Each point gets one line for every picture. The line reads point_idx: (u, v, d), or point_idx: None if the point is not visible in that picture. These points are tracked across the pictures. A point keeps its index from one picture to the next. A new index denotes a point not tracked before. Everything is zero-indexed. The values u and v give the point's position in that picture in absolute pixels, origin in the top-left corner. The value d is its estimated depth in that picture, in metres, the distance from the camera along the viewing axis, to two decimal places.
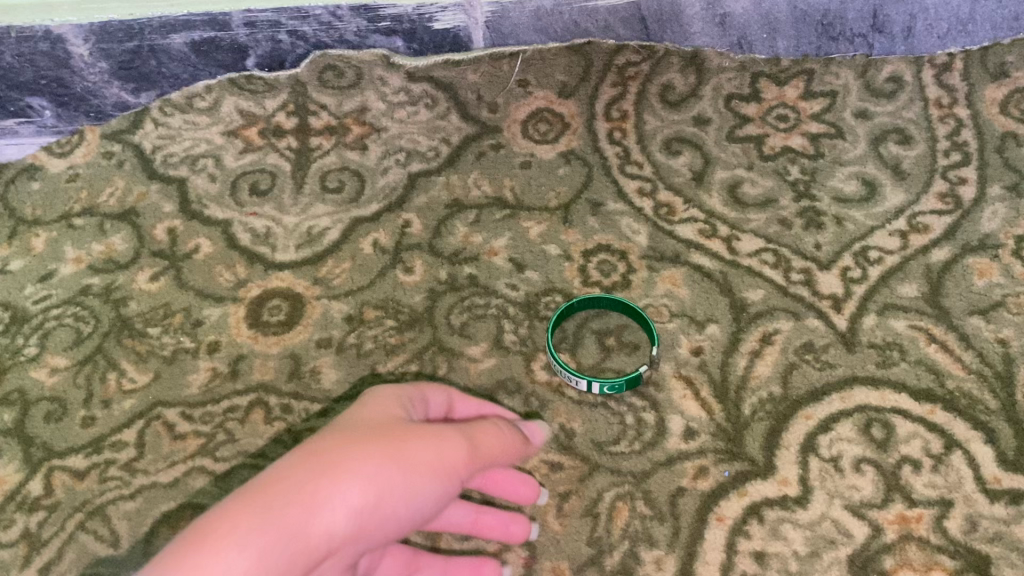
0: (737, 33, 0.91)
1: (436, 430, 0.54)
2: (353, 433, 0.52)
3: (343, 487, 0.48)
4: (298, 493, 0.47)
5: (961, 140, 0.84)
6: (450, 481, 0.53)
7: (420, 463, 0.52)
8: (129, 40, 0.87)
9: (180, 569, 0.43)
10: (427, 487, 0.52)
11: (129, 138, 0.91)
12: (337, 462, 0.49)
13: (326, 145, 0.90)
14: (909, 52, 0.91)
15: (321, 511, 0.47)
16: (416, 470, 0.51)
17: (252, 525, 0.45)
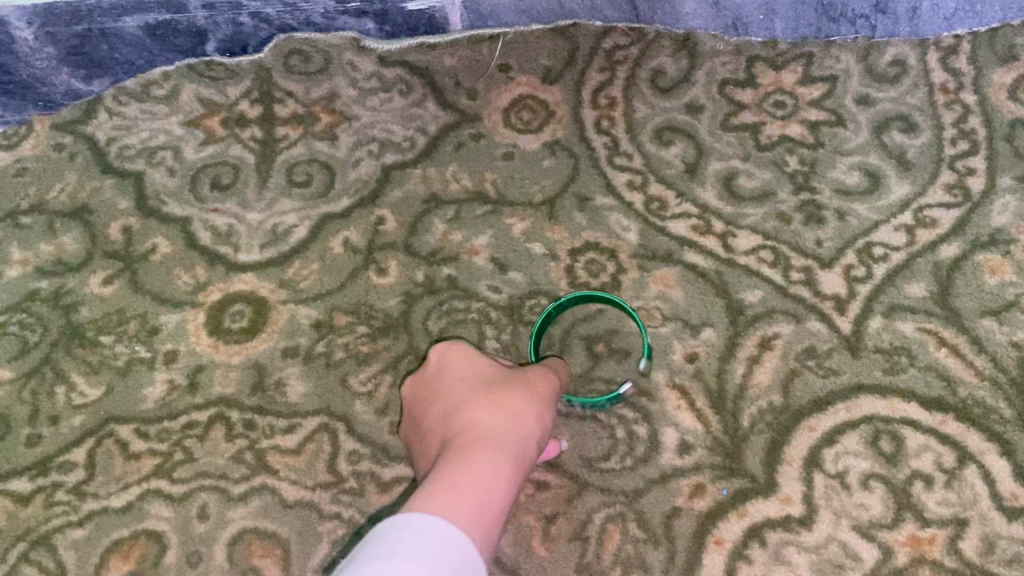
0: (731, 15, 0.85)
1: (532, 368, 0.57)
2: (478, 383, 0.54)
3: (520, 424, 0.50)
4: (493, 434, 0.48)
5: (968, 128, 0.79)
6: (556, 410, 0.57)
7: (545, 392, 0.55)
8: (78, 23, 0.80)
9: (468, 505, 0.41)
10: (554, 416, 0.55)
11: (81, 129, 0.85)
12: (499, 406, 0.51)
13: (293, 135, 0.84)
14: (913, 34, 0.85)
15: (518, 444, 0.49)
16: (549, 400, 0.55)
17: (491, 464, 0.45)
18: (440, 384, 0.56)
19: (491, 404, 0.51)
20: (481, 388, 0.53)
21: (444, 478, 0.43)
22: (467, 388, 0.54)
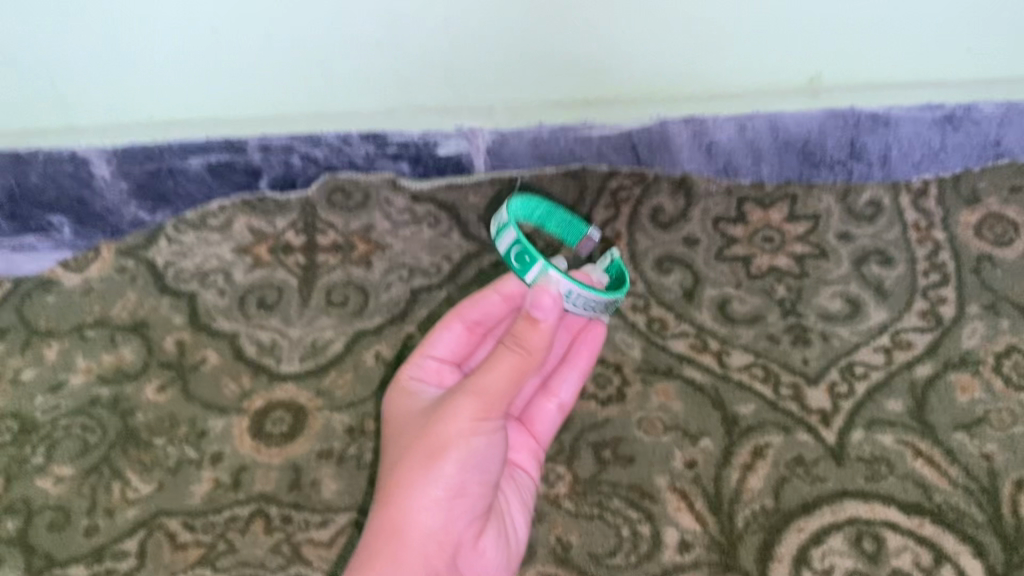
0: (723, 160, 0.95)
1: (453, 390, 0.58)
2: (400, 445, 0.59)
3: (403, 509, 0.57)
4: (373, 528, 0.57)
5: (939, 262, 0.89)
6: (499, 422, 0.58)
7: (444, 432, 0.57)
8: (149, 162, 0.93)
9: None
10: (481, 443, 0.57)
11: (143, 254, 0.95)
12: (384, 490, 0.57)
13: (332, 261, 0.94)
14: (886, 178, 0.95)
15: (399, 533, 0.56)
16: (443, 448, 0.57)
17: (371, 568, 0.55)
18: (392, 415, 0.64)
19: (388, 493, 0.58)
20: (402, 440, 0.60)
21: None
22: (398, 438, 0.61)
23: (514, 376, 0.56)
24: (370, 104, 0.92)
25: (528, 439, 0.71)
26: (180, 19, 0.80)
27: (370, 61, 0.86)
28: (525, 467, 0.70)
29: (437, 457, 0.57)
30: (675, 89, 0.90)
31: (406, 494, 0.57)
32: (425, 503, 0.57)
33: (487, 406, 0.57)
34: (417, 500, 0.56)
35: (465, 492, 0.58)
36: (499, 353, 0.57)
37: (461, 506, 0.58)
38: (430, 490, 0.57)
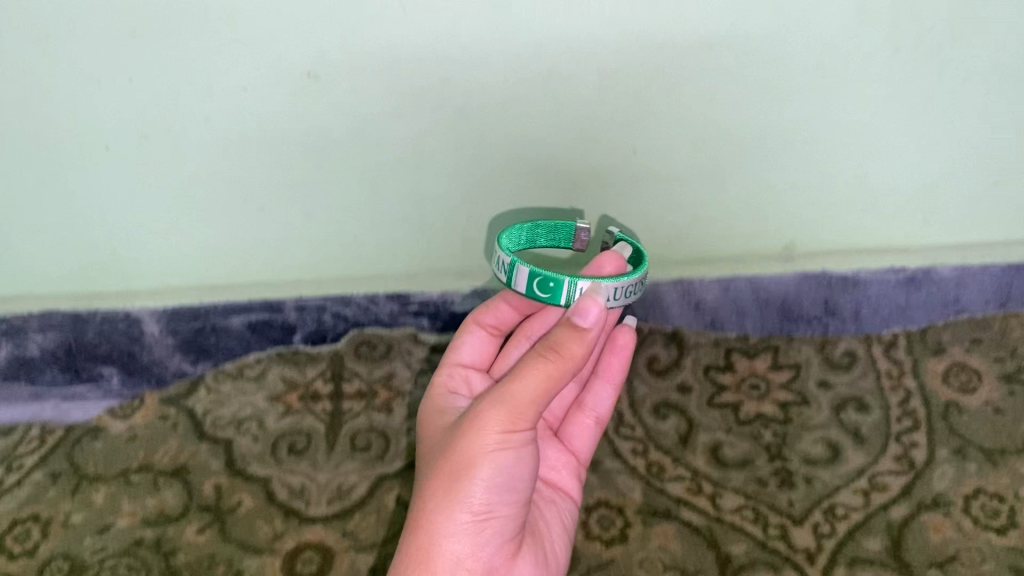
0: (709, 315, 1.06)
1: (478, 407, 0.67)
2: (443, 445, 0.70)
3: (440, 528, 0.66)
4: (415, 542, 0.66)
5: (911, 408, 0.98)
6: (526, 434, 0.67)
7: (471, 448, 0.66)
8: (195, 320, 1.05)
9: None
10: (510, 452, 0.67)
11: (184, 402, 1.05)
12: (421, 509, 0.67)
13: (357, 408, 1.03)
14: (859, 330, 1.05)
15: (437, 548, 0.65)
16: (470, 467, 0.66)
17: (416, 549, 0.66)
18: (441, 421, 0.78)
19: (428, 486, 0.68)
20: (444, 442, 0.70)
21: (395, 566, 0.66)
22: (435, 453, 0.71)
23: (536, 393, 0.66)
24: (398, 268, 1.05)
25: (566, 455, 0.87)
26: (239, 199, 0.97)
27: (402, 234, 1.01)
28: (562, 475, 0.85)
29: (465, 477, 0.66)
30: (669, 254, 1.04)
31: (441, 510, 0.66)
32: (461, 518, 0.66)
33: (516, 416, 0.66)
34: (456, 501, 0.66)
35: (500, 497, 0.67)
36: (523, 370, 0.66)
37: (496, 504, 0.67)
38: (461, 506, 0.66)
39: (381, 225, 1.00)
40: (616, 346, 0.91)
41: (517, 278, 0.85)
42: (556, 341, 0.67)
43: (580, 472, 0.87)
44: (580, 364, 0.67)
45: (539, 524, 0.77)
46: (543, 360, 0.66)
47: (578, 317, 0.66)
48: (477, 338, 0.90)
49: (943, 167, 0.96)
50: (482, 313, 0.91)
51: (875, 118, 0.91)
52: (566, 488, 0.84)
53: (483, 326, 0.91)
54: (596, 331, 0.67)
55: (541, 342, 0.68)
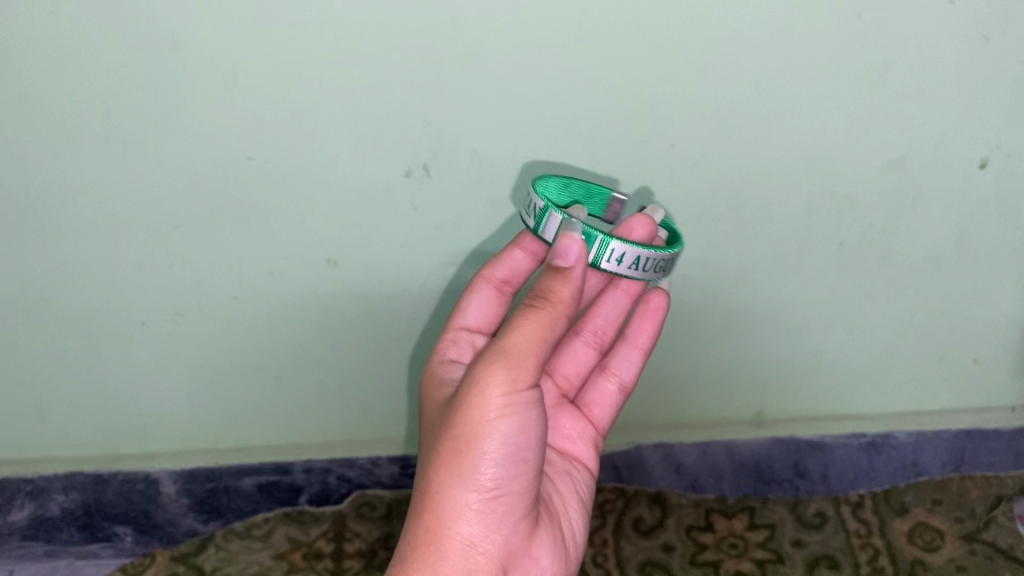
0: (690, 478, 1.26)
1: (478, 367, 0.69)
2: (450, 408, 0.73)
3: (452, 510, 0.72)
4: (432, 521, 0.73)
5: (879, 565, 1.20)
6: (527, 393, 0.69)
7: (477, 421, 0.69)
8: (208, 481, 1.20)
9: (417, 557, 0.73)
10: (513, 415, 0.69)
11: (193, 560, 1.21)
12: (434, 485, 0.73)
13: (357, 566, 1.21)
14: (829, 490, 1.26)
15: (452, 524, 0.72)
16: (476, 436, 0.70)
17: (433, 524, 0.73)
18: (445, 389, 0.84)
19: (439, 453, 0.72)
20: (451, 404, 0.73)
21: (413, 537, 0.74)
22: (441, 420, 0.75)
23: (532, 350, 0.68)
24: (401, 435, 1.21)
25: (584, 422, 0.97)
26: (260, 369, 1.12)
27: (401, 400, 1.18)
28: (579, 438, 0.95)
29: (472, 445, 0.70)
30: (647, 424, 1.24)
31: (452, 486, 0.71)
32: (474, 494, 0.71)
33: (514, 378, 0.68)
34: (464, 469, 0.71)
35: (508, 456, 0.71)
36: (516, 327, 0.68)
37: (504, 468, 0.71)
38: (472, 483, 0.71)
39: (388, 395, 1.16)
40: (650, 310, 0.94)
41: (545, 224, 0.82)
42: (546, 290, 0.69)
43: (599, 440, 0.97)
44: (572, 311, 0.70)
45: (554, 497, 0.86)
46: (534, 316, 0.68)
47: (561, 258, 0.69)
48: (485, 297, 0.92)
49: (868, 336, 1.16)
50: (491, 268, 0.92)
51: (812, 318, 1.13)
52: (582, 457, 0.94)
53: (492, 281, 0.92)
54: (580, 267, 0.69)
55: (529, 293, 0.71)
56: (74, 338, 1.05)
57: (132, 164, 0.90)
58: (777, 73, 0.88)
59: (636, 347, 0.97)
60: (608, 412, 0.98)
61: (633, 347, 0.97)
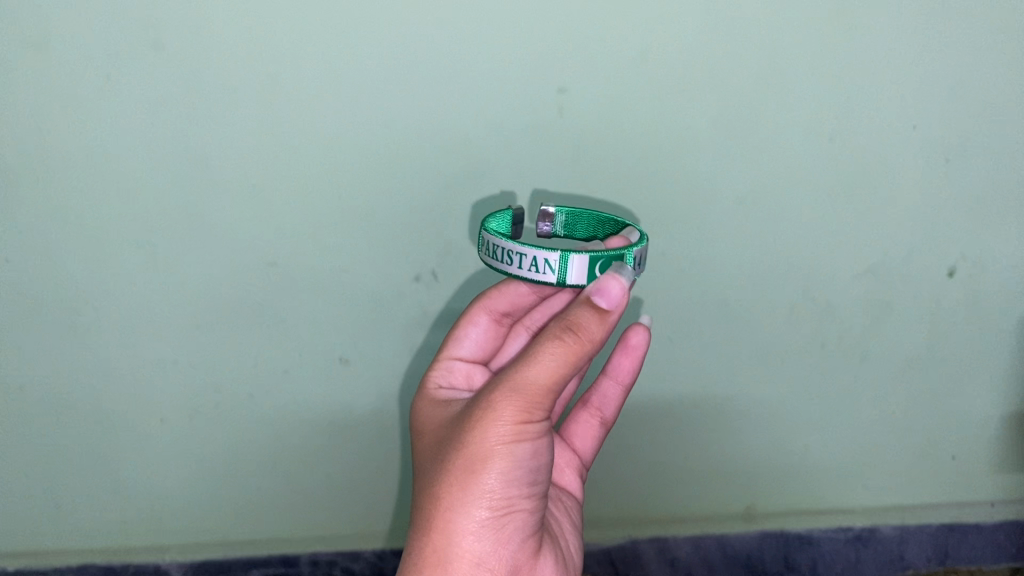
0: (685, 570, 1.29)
1: (494, 392, 0.69)
2: (460, 428, 0.72)
3: (457, 531, 0.70)
4: (437, 543, 0.71)
5: None
6: (541, 423, 0.69)
7: (488, 442, 0.68)
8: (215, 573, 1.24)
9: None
10: (527, 443, 0.69)
11: None
12: (442, 507, 0.71)
13: None
14: None
15: (456, 546, 0.70)
16: (487, 462, 0.68)
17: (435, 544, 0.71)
18: (449, 410, 0.82)
19: (445, 474, 0.71)
20: (461, 425, 0.72)
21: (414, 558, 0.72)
22: (447, 441, 0.74)
23: (554, 379, 0.67)
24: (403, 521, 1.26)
25: (573, 454, 0.98)
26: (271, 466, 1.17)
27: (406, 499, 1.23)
28: (570, 470, 0.97)
29: (481, 470, 0.69)
30: (641, 520, 1.30)
31: (460, 508, 0.70)
32: (482, 514, 0.70)
33: (530, 405, 0.67)
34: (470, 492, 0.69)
35: (517, 485, 0.70)
36: (541, 354, 0.67)
37: (513, 496, 0.70)
38: (480, 503, 0.69)
39: (394, 485, 1.22)
40: (630, 347, 0.92)
41: (571, 270, 0.85)
42: (576, 322, 0.68)
43: (582, 470, 0.98)
44: (599, 343, 0.69)
45: (556, 527, 0.85)
46: (560, 343, 0.67)
47: (602, 298, 0.70)
48: (479, 327, 0.95)
49: (853, 432, 1.22)
50: (492, 300, 0.95)
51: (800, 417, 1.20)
52: (573, 490, 0.96)
53: (488, 315, 0.96)
54: (619, 311, 0.70)
55: (559, 320, 0.69)
56: (89, 427, 1.10)
57: (177, 270, 0.99)
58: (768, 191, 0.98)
59: (617, 383, 0.96)
60: (592, 444, 0.99)
61: (616, 383, 0.96)
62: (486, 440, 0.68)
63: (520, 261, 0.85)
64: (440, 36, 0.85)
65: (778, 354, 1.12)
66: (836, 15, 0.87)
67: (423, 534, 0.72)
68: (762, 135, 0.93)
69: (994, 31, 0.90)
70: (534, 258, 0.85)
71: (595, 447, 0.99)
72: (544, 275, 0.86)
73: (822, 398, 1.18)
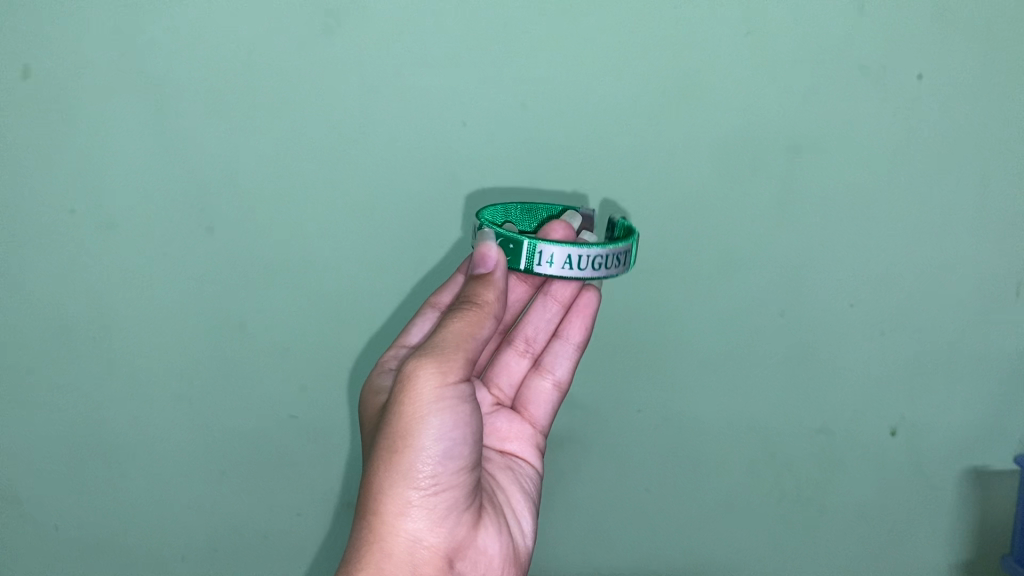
0: None
1: (411, 370, 0.83)
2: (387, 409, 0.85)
3: (398, 501, 0.84)
4: (376, 528, 0.84)
5: None
6: (458, 387, 0.83)
7: (414, 419, 0.82)
8: None
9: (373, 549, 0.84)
10: (449, 411, 0.83)
11: None
12: (380, 480, 0.84)
13: None
14: None
15: (401, 513, 0.84)
16: (417, 434, 0.83)
17: (385, 514, 0.84)
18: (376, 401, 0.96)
19: (382, 450, 0.84)
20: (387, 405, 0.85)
21: (366, 533, 0.85)
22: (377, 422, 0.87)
23: (460, 346, 0.83)
24: None
25: (525, 426, 1.10)
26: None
27: None
28: (524, 436, 1.09)
29: (414, 440, 0.83)
30: None
31: (400, 472, 0.83)
32: (414, 492, 0.83)
33: (447, 372, 0.82)
34: (408, 463, 0.83)
35: (448, 447, 0.83)
36: (449, 325, 0.84)
37: (447, 458, 0.84)
38: (412, 486, 0.83)
39: None
40: (582, 306, 1.10)
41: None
42: (473, 295, 0.87)
43: (536, 438, 1.10)
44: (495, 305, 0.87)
45: (502, 491, 1.00)
46: (462, 316, 0.85)
47: (483, 265, 0.88)
48: (430, 320, 1.07)
49: None
50: (435, 293, 1.08)
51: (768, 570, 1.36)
52: (527, 458, 1.08)
53: (434, 309, 1.08)
54: (500, 272, 0.88)
55: (458, 299, 0.87)
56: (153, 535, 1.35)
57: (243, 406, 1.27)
58: (714, 362, 1.24)
59: (569, 346, 1.10)
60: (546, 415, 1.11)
61: (567, 344, 1.11)
62: (414, 414, 0.82)
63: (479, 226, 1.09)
64: (454, 238, 1.16)
65: (743, 510, 1.32)
66: (754, 219, 1.16)
67: (372, 509, 0.85)
68: (710, 317, 1.21)
69: (879, 235, 1.17)
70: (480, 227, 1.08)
71: (547, 415, 1.11)
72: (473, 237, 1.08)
73: (792, 556, 1.35)
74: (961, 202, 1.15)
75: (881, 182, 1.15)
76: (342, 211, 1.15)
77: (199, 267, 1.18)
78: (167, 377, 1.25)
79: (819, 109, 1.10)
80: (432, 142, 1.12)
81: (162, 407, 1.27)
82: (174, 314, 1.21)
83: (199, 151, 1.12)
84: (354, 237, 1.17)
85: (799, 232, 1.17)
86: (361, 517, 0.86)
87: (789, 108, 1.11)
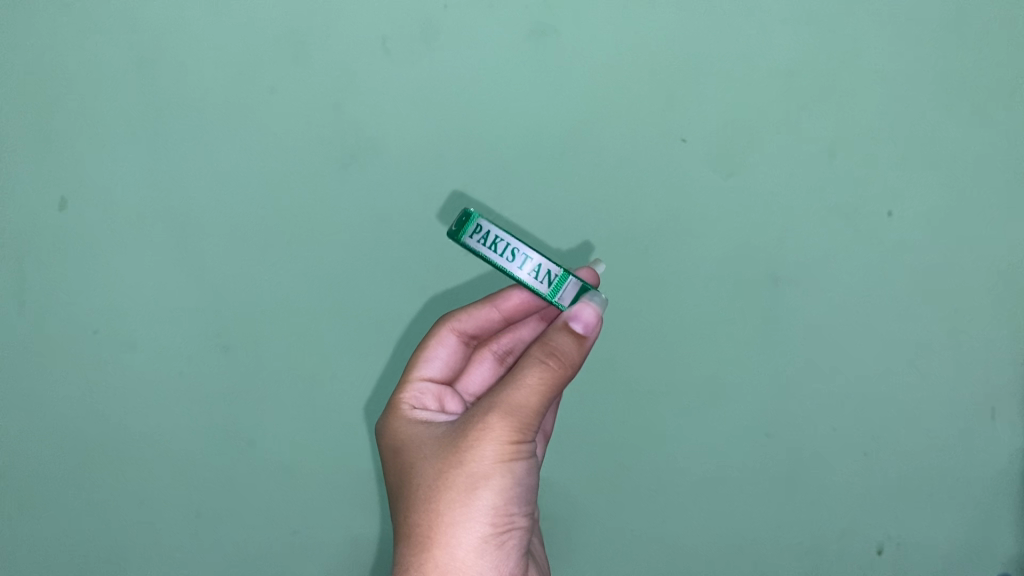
0: None
1: (488, 417, 0.86)
2: (453, 452, 0.89)
3: (462, 539, 0.87)
4: (438, 558, 0.88)
5: None
6: (531, 439, 0.87)
7: (487, 466, 0.86)
8: None
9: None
10: (521, 459, 0.87)
11: None
12: (446, 519, 0.88)
13: None
14: None
15: (463, 552, 0.88)
16: (489, 479, 0.87)
17: (448, 552, 0.88)
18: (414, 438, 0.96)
19: (450, 491, 0.88)
20: (454, 447, 0.89)
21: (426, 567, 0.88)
22: (439, 459, 0.90)
23: (539, 404, 0.86)
24: None
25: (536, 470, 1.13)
26: None
27: None
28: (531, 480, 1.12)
29: (485, 486, 0.87)
30: None
31: (468, 513, 0.87)
32: (484, 530, 0.88)
33: (523, 425, 0.86)
34: (474, 506, 0.87)
35: (516, 489, 0.88)
36: (526, 379, 0.85)
37: (514, 500, 0.88)
38: (477, 525, 0.87)
39: None
40: None
41: (563, 291, 0.94)
42: (558, 347, 0.86)
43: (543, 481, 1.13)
44: (576, 363, 0.87)
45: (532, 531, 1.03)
46: (544, 368, 0.85)
47: (577, 322, 0.87)
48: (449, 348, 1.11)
49: None
50: (456, 324, 1.10)
51: None
52: None
53: (453, 336, 1.11)
54: (591, 336, 0.88)
55: (539, 344, 0.86)
56: None
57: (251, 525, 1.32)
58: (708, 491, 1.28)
59: None
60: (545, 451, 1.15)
61: None
62: (486, 461, 0.86)
63: (524, 263, 0.93)
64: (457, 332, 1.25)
65: None
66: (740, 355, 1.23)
67: (432, 546, 0.88)
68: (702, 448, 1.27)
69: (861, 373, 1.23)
70: (538, 265, 0.93)
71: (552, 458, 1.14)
72: (537, 282, 0.93)
73: None
74: (935, 332, 1.22)
75: (859, 314, 1.21)
76: (351, 335, 1.24)
77: (212, 385, 1.26)
78: (176, 494, 1.31)
79: (794, 253, 1.19)
80: (438, 277, 1.22)
81: (170, 525, 1.32)
82: (188, 434, 1.28)
83: (217, 280, 1.22)
84: (362, 364, 1.25)
85: (781, 368, 1.23)
86: (420, 552, 0.89)
87: (768, 249, 1.19)
